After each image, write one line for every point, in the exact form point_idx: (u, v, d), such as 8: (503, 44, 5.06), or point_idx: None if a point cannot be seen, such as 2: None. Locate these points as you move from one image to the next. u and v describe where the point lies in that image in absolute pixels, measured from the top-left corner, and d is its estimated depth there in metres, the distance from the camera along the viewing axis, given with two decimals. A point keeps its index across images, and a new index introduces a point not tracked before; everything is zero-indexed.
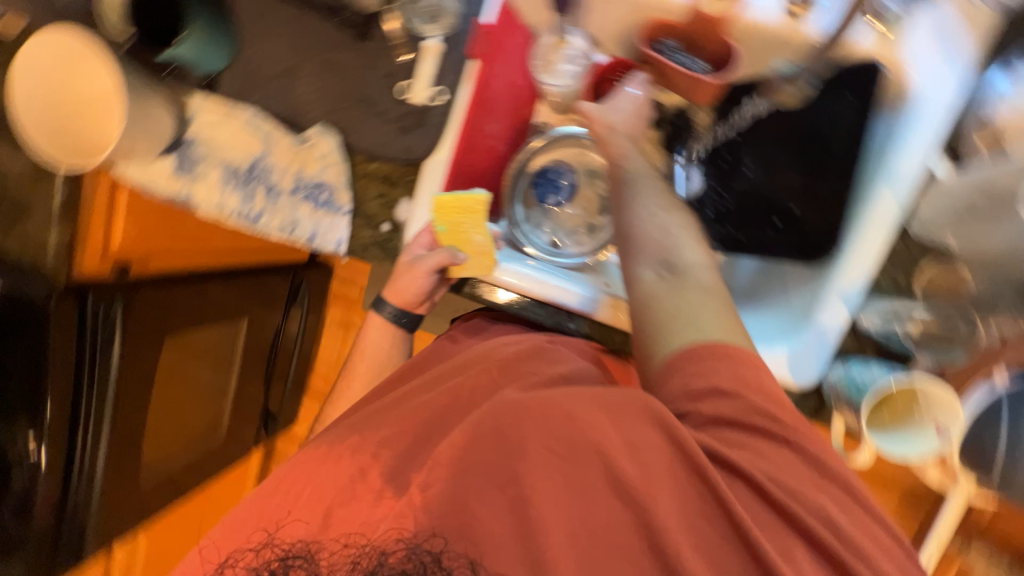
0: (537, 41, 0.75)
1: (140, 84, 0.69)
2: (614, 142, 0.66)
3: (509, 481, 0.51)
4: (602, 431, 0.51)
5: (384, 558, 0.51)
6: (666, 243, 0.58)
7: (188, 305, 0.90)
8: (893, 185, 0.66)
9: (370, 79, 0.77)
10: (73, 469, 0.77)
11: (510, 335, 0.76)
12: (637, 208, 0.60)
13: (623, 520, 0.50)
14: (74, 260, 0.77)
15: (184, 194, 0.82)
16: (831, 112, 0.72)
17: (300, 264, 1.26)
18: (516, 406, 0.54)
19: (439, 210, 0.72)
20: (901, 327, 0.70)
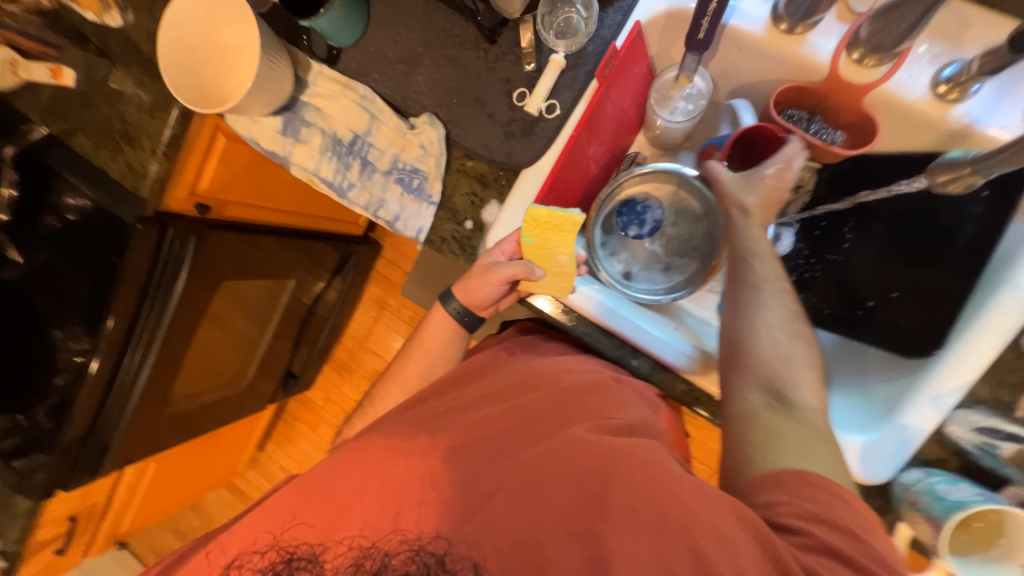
0: (658, 76, 0.77)
1: (273, 48, 0.74)
2: (740, 233, 0.63)
3: (588, 532, 0.50)
4: (694, 520, 0.48)
5: (387, 560, 0.52)
6: (782, 371, 0.55)
7: (241, 251, 1.05)
8: (1014, 292, 0.60)
9: (488, 81, 0.76)
10: (119, 375, 0.91)
11: (569, 357, 0.73)
12: (759, 325, 0.56)
13: None
14: (165, 197, 0.90)
15: (282, 154, 0.85)
16: (958, 202, 0.70)
17: (354, 238, 1.50)
18: (597, 450, 0.54)
19: (530, 222, 0.67)
20: (999, 446, 0.64)
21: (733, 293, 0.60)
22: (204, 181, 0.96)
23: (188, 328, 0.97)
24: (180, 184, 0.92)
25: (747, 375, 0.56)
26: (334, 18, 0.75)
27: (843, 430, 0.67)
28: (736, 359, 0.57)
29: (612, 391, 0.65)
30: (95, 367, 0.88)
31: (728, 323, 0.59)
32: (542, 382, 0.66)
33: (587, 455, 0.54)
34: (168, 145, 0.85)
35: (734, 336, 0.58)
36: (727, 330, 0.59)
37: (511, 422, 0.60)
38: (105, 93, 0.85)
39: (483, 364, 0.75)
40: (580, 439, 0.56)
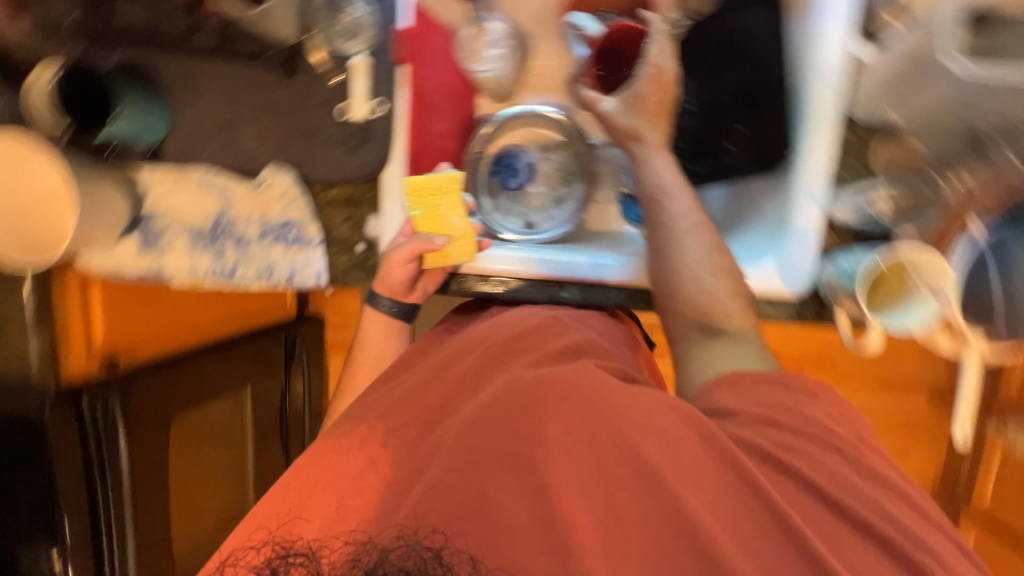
0: (458, 33, 0.77)
1: (87, 174, 0.69)
2: (649, 202, 0.69)
3: (528, 467, 0.49)
4: (631, 425, 0.51)
5: (385, 554, 0.46)
6: (708, 309, 0.63)
7: (175, 386, 1.06)
8: (822, 79, 0.66)
9: (309, 109, 0.76)
10: (101, 521, 0.93)
11: (511, 313, 0.76)
12: (684, 263, 0.65)
13: (654, 514, 0.47)
14: (60, 368, 0.87)
15: (156, 269, 0.83)
16: (745, 28, 0.73)
17: (290, 319, 1.40)
18: (531, 386, 0.55)
19: (412, 194, 0.74)
20: (870, 203, 0.65)
21: (652, 238, 0.69)
22: (99, 334, 0.92)
23: (152, 467, 1.01)
24: (75, 346, 0.89)
25: (676, 310, 0.65)
26: (132, 117, 0.73)
27: (757, 264, 0.71)
28: (665, 291, 0.67)
29: (554, 325, 0.71)
30: (73, 553, 0.90)
31: (654, 263, 0.69)
32: (487, 339, 0.69)
33: (531, 386, 0.55)
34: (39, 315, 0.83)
35: (663, 271, 0.67)
36: (654, 266, 0.69)
37: (453, 386, 0.61)
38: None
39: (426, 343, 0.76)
40: (522, 380, 0.56)
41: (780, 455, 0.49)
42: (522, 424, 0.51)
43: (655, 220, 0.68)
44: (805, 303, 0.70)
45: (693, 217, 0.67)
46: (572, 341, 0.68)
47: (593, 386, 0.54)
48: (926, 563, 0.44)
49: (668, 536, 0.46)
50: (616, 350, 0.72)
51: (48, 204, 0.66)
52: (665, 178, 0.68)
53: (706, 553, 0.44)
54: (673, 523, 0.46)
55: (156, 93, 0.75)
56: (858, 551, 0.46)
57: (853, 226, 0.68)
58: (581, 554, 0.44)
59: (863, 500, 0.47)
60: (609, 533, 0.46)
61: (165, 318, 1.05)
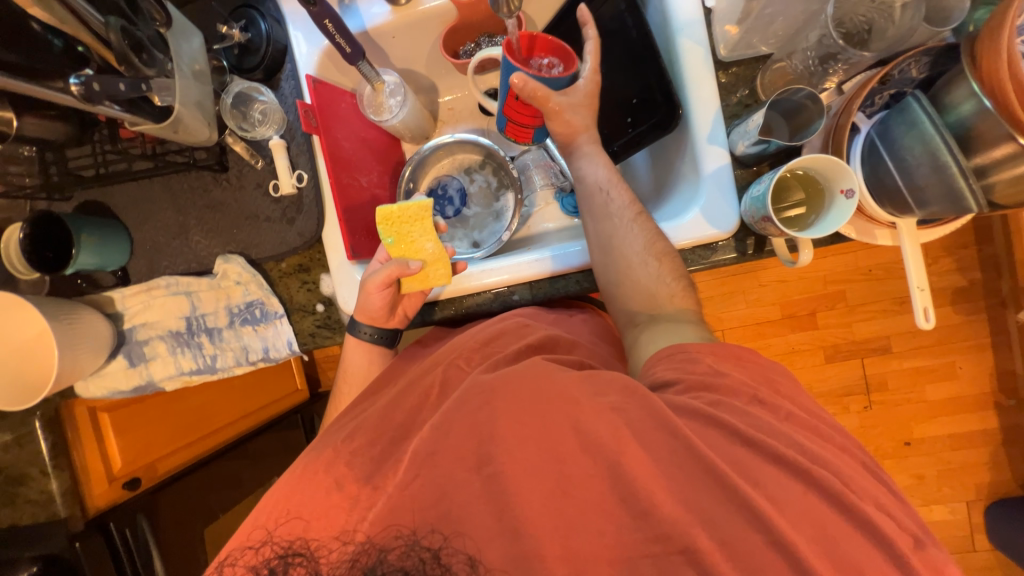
0: (359, 93, 0.86)
1: (62, 309, 0.77)
2: (591, 198, 0.73)
3: (481, 461, 0.51)
4: (576, 403, 0.53)
5: (384, 554, 0.49)
6: (653, 293, 0.68)
7: (200, 495, 1.09)
8: (687, 34, 0.70)
9: (247, 196, 0.82)
10: None
11: (481, 324, 0.76)
12: (628, 248, 0.69)
13: (603, 487, 0.49)
14: (85, 500, 0.92)
15: (145, 380, 0.88)
16: (619, 14, 0.79)
17: (306, 401, 1.51)
18: (485, 388, 0.56)
19: (384, 222, 0.73)
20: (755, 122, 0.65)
21: (597, 233, 0.72)
22: (115, 461, 0.99)
23: (192, 572, 1.05)
24: (94, 479, 0.94)
25: (627, 295, 0.69)
26: (90, 252, 0.79)
27: (683, 216, 0.72)
28: (609, 277, 0.71)
29: (519, 329, 0.70)
30: None
31: (600, 255, 0.71)
32: (449, 351, 0.70)
33: (485, 388, 0.56)
34: (54, 458, 0.89)
35: (610, 258, 0.70)
36: (600, 257, 0.71)
37: (417, 402, 0.63)
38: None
39: (399, 366, 0.76)
40: (479, 382, 0.57)
41: (713, 410, 0.53)
42: (474, 423, 0.53)
43: (600, 216, 0.72)
44: (744, 238, 0.71)
45: (631, 210, 0.71)
46: (538, 338, 0.67)
47: (545, 376, 0.56)
48: (838, 486, 0.48)
49: (610, 501, 0.49)
50: (586, 344, 0.71)
51: (45, 344, 0.79)
52: (604, 178, 0.73)
53: (644, 513, 0.47)
54: (613, 486, 0.49)
55: (105, 224, 0.82)
56: (788, 487, 0.48)
57: (753, 158, 0.68)
58: (529, 531, 0.48)
59: (779, 440, 0.51)
60: (560, 509, 0.49)
61: (179, 432, 1.11)
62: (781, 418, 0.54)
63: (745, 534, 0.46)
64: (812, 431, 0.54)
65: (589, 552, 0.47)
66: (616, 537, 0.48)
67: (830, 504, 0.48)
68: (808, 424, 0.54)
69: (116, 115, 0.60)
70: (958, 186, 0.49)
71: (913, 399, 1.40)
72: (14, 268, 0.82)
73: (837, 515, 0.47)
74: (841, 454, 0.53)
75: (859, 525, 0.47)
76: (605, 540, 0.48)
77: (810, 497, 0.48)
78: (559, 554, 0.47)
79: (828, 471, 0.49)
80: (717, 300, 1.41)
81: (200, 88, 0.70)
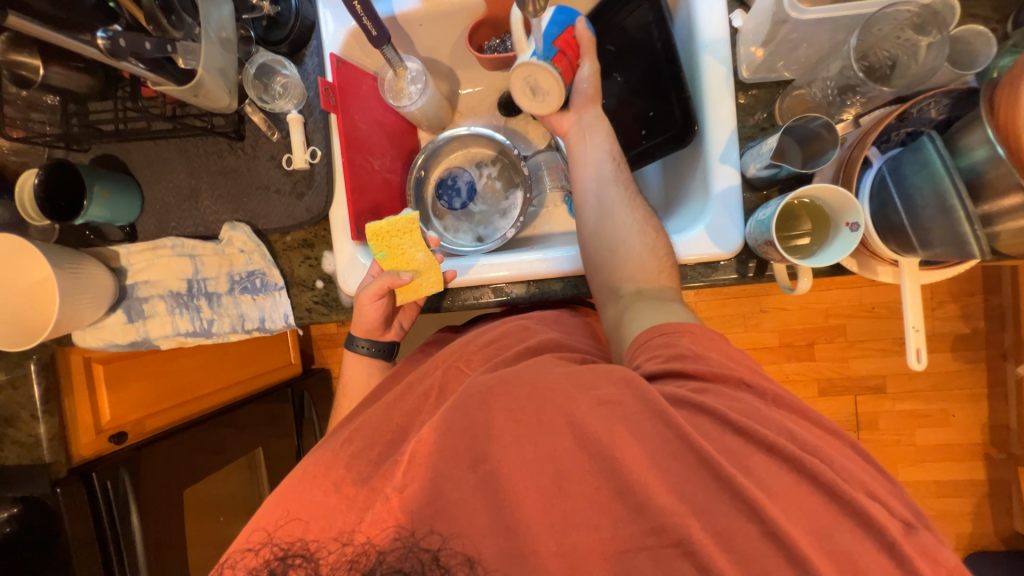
0: (381, 78, 0.85)
1: (67, 257, 0.78)
2: (585, 166, 0.77)
3: (477, 459, 0.52)
4: (569, 399, 0.53)
5: (382, 556, 0.50)
6: (642, 263, 0.69)
7: (185, 455, 1.09)
8: (711, 51, 0.70)
9: (261, 167, 0.83)
10: None
11: (483, 327, 0.78)
12: (618, 217, 0.72)
13: (600, 487, 0.49)
14: (71, 448, 0.94)
15: (142, 337, 0.89)
16: (643, 22, 0.79)
17: (298, 376, 1.53)
18: (483, 390, 0.55)
19: (376, 238, 0.76)
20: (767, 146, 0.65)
21: (598, 196, 0.75)
22: (104, 414, 1.01)
23: (172, 531, 1.06)
24: (82, 429, 0.96)
25: (621, 261, 0.70)
26: (103, 204, 0.80)
27: (687, 233, 0.72)
28: (601, 243, 0.73)
29: (520, 332, 0.71)
30: None
31: (595, 219, 0.74)
32: (448, 351, 0.72)
33: (482, 388, 0.56)
34: (45, 403, 0.89)
35: (601, 224, 0.73)
36: (596, 221, 0.74)
37: (416, 404, 0.63)
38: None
39: (400, 371, 0.77)
40: (478, 382, 0.57)
41: (703, 398, 0.52)
42: (472, 422, 0.53)
43: (605, 180, 0.75)
44: (744, 259, 0.71)
45: (630, 186, 0.76)
46: (542, 340, 0.68)
47: (540, 376, 0.56)
48: (832, 476, 0.48)
49: (607, 495, 0.49)
50: (586, 347, 0.71)
51: (44, 291, 0.80)
52: (612, 152, 0.78)
53: (641, 509, 0.48)
54: (609, 481, 0.49)
55: (120, 180, 0.83)
56: (789, 475, 0.48)
57: (765, 182, 0.68)
58: (524, 524, 0.49)
59: (779, 429, 0.50)
60: (555, 504, 0.49)
61: (170, 393, 1.14)
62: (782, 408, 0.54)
63: (744, 531, 0.46)
64: (814, 423, 0.53)
65: (584, 546, 0.48)
66: (611, 531, 0.48)
67: (836, 504, 0.47)
68: (807, 411, 0.54)
69: (139, 73, 0.61)
70: (963, 233, 0.49)
71: (903, 442, 1.39)
72: (25, 213, 0.84)
73: (838, 516, 0.47)
74: (852, 460, 0.52)
75: (860, 540, 0.46)
76: (600, 534, 0.48)
77: (810, 503, 0.47)
78: (552, 547, 0.48)
79: (825, 461, 0.49)
80: (717, 321, 1.40)
81: (225, 55, 0.69)
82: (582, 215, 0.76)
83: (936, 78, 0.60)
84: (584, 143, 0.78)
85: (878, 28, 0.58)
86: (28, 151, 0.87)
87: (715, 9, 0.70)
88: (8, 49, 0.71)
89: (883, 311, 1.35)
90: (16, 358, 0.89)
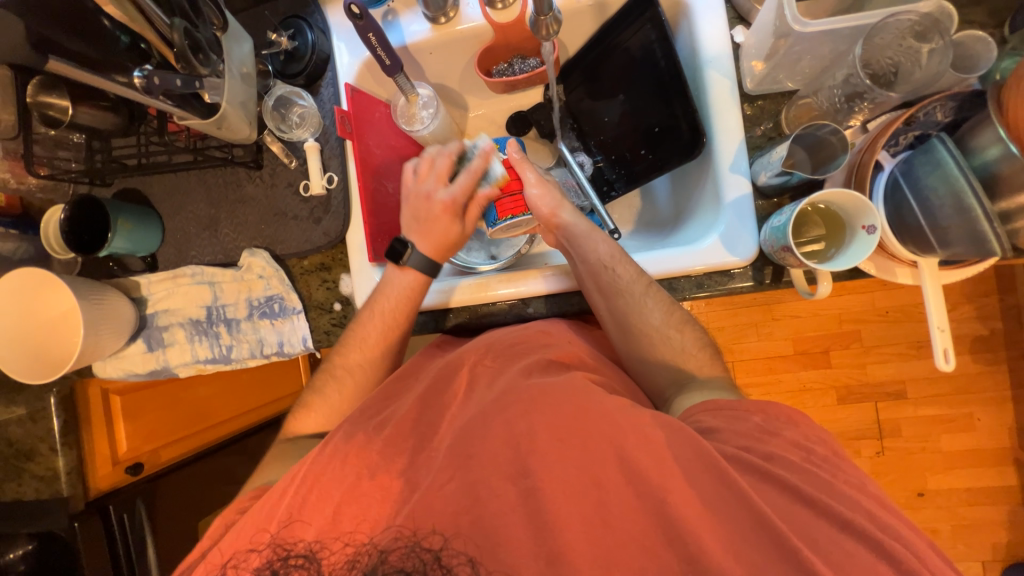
0: (394, 104, 0.89)
1: (90, 288, 0.80)
2: (584, 281, 0.74)
3: (518, 473, 0.55)
4: (613, 432, 0.55)
5: (384, 556, 0.53)
6: (679, 373, 0.70)
7: None
8: (715, 66, 0.72)
9: (279, 195, 0.85)
10: None
11: (508, 328, 0.77)
12: (648, 330, 0.71)
13: (642, 517, 0.51)
14: (87, 482, 0.92)
15: (161, 365, 0.90)
16: (641, 42, 0.81)
17: None
18: (525, 415, 0.58)
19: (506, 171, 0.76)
20: (778, 154, 0.65)
21: (611, 311, 0.72)
22: (121, 445, 0.99)
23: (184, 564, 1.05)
24: (100, 462, 0.94)
25: (658, 365, 0.71)
26: (126, 236, 0.82)
27: (701, 241, 0.73)
28: (636, 352, 0.73)
29: (542, 336, 0.72)
30: None
31: (620, 334, 0.73)
32: (473, 350, 0.72)
33: (521, 416, 0.58)
34: (64, 436, 0.89)
35: (631, 335, 0.72)
36: (620, 334, 0.73)
37: (443, 426, 0.64)
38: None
39: (418, 362, 0.77)
40: (517, 406, 0.59)
41: (750, 456, 0.55)
42: (515, 432, 0.57)
43: (612, 293, 0.71)
44: (761, 266, 0.72)
45: (642, 283, 0.72)
46: (562, 352, 0.69)
47: (576, 400, 0.58)
48: (860, 520, 0.49)
49: (654, 538, 0.51)
50: (603, 363, 0.73)
51: (68, 322, 0.82)
52: (607, 254, 0.73)
53: (676, 533, 0.50)
54: (662, 529, 0.51)
55: (140, 210, 0.85)
56: (817, 516, 0.50)
57: (777, 189, 0.69)
58: (567, 554, 0.50)
59: (784, 466, 0.54)
60: (598, 537, 0.51)
61: (185, 421, 1.12)
62: (808, 449, 0.56)
63: (780, 568, 0.47)
64: (836, 463, 0.56)
65: None
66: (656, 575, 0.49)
67: (854, 533, 0.49)
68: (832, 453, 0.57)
69: (167, 109, 0.64)
70: (981, 230, 0.50)
71: (929, 447, 1.36)
72: (50, 247, 0.86)
73: (868, 552, 0.48)
74: (861, 485, 0.54)
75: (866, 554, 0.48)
76: None
77: (839, 541, 0.49)
78: None
79: (849, 502, 0.51)
80: (728, 331, 1.39)
81: (245, 89, 0.73)
82: (606, 329, 0.75)
83: (941, 83, 0.61)
84: (576, 253, 0.75)
85: (881, 38, 0.60)
86: (54, 188, 0.89)
87: (715, 27, 0.73)
88: (39, 92, 0.75)
89: (899, 315, 1.34)
90: (36, 391, 0.90)
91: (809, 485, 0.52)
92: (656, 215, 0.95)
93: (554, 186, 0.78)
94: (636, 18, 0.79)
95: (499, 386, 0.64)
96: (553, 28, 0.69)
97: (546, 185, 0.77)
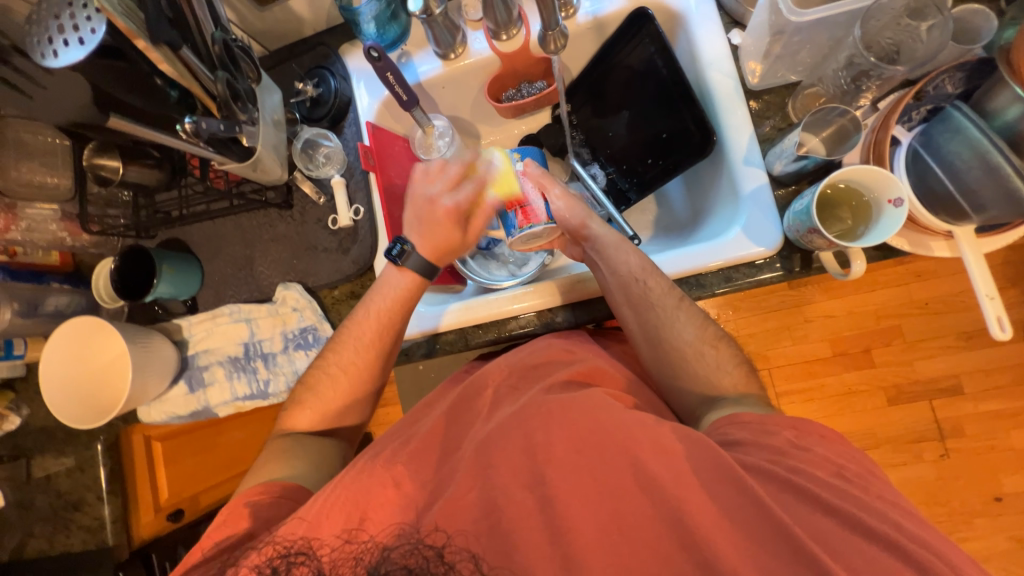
0: (413, 138, 0.94)
1: (138, 331, 0.84)
2: (613, 301, 0.74)
3: (532, 480, 0.54)
4: (634, 444, 0.54)
5: (387, 552, 0.52)
6: (712, 385, 0.67)
7: None
8: (716, 67, 0.76)
9: (310, 230, 0.89)
10: None
11: (532, 344, 0.76)
12: (684, 347, 0.69)
13: (662, 532, 0.49)
14: (131, 531, 0.92)
15: (202, 405, 0.93)
16: (640, 55, 0.84)
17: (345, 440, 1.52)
18: (542, 423, 0.57)
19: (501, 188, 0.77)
20: (792, 139, 0.67)
21: (644, 326, 0.71)
22: (162, 493, 1.00)
23: None
24: (143, 509, 0.95)
25: (695, 373, 0.68)
26: (170, 281, 0.87)
27: (725, 235, 0.73)
28: (674, 368, 0.70)
29: (565, 353, 0.71)
30: None
31: (650, 349, 0.72)
32: (498, 367, 0.73)
33: (540, 425, 0.57)
34: (110, 484, 0.91)
35: (665, 352, 0.70)
36: (651, 352, 0.72)
37: (465, 436, 0.64)
38: (37, 482, 0.93)
39: (443, 390, 0.78)
40: (535, 421, 0.58)
41: (785, 460, 0.53)
42: (530, 446, 0.56)
43: (642, 306, 0.71)
44: (789, 257, 0.71)
45: (673, 297, 0.71)
46: (583, 366, 0.67)
47: (600, 410, 0.57)
48: (897, 529, 0.47)
49: (675, 552, 0.49)
50: (624, 371, 0.72)
51: (117, 366, 0.86)
52: (639, 266, 0.72)
53: (693, 541, 0.48)
54: (680, 542, 0.49)
55: (183, 255, 0.90)
56: (852, 528, 0.47)
57: (795, 177, 0.70)
58: (584, 563, 0.49)
59: (823, 476, 0.51)
60: (615, 548, 0.49)
61: (216, 470, 1.12)
62: (843, 453, 0.54)
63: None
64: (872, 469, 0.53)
65: None
66: None
67: (896, 545, 0.46)
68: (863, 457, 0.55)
69: (207, 155, 0.69)
70: (1015, 188, 0.49)
71: (998, 446, 1.26)
72: (100, 297, 0.93)
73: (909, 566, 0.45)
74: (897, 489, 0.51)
75: (892, 554, 0.45)
76: None
77: (880, 556, 0.46)
78: None
79: (885, 511, 0.48)
80: (760, 338, 1.35)
81: (277, 134, 0.81)
82: (637, 347, 0.74)
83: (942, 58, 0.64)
84: (605, 266, 0.74)
85: (876, 19, 0.62)
86: (105, 242, 0.96)
87: (713, 34, 0.76)
88: (94, 155, 0.82)
89: (942, 304, 1.28)
90: (85, 440, 0.93)
91: (842, 497, 0.49)
92: (673, 218, 0.96)
93: (580, 203, 0.78)
94: (634, 36, 0.83)
95: (520, 400, 0.63)
96: (559, 42, 0.76)
97: (570, 206, 0.77)
